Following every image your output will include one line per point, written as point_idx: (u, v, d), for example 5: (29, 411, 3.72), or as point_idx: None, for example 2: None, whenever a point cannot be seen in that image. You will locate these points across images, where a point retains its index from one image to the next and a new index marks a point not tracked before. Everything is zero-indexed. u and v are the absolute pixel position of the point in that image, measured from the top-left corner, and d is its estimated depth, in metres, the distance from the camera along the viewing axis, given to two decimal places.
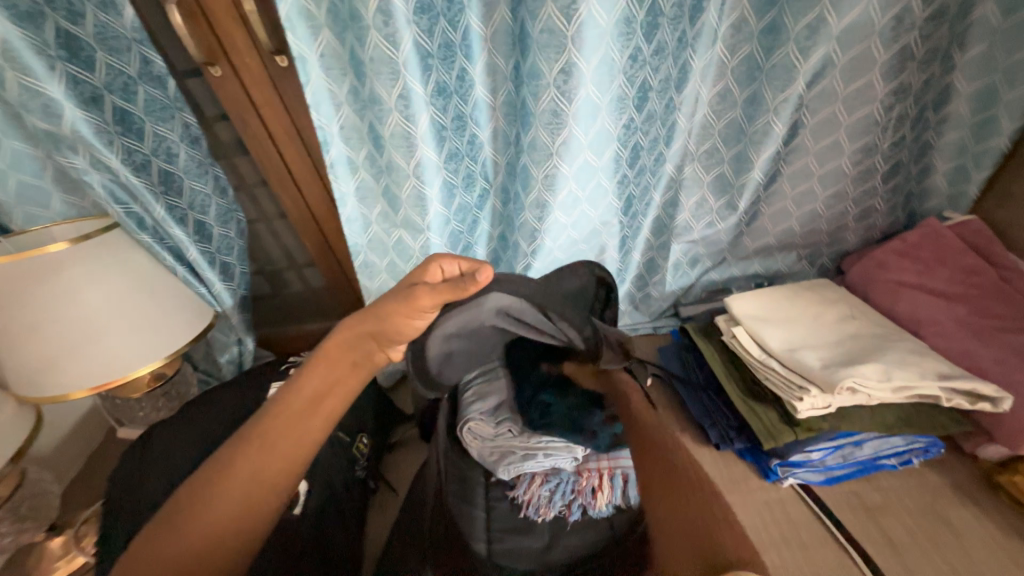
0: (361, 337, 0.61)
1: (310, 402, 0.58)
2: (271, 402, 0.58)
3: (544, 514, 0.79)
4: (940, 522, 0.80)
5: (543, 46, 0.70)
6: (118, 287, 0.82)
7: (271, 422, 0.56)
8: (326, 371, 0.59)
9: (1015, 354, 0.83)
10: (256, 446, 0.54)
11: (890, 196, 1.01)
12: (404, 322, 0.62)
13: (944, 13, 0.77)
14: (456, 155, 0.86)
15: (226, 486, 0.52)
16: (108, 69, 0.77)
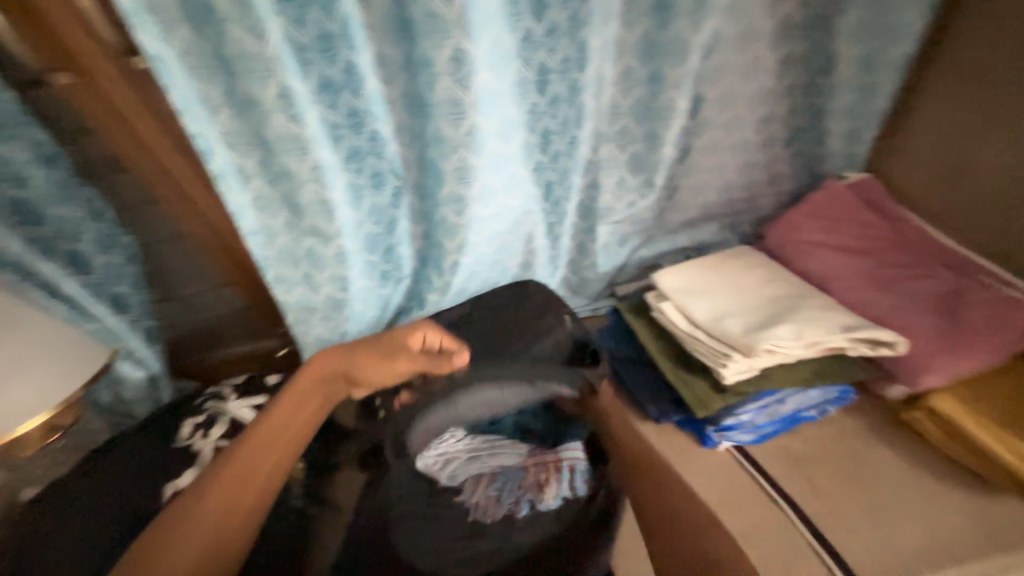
0: (330, 375, 0.82)
1: (272, 435, 0.71)
2: (241, 438, 0.71)
3: (493, 515, 0.75)
4: (858, 463, 0.86)
5: (429, 32, 0.66)
6: None
7: (251, 445, 0.69)
8: (295, 405, 0.76)
9: (910, 300, 0.89)
10: (238, 470, 0.66)
11: (793, 161, 1.05)
12: (367, 366, 0.83)
13: None
14: (357, 154, 0.81)
15: (214, 499, 0.62)
16: None
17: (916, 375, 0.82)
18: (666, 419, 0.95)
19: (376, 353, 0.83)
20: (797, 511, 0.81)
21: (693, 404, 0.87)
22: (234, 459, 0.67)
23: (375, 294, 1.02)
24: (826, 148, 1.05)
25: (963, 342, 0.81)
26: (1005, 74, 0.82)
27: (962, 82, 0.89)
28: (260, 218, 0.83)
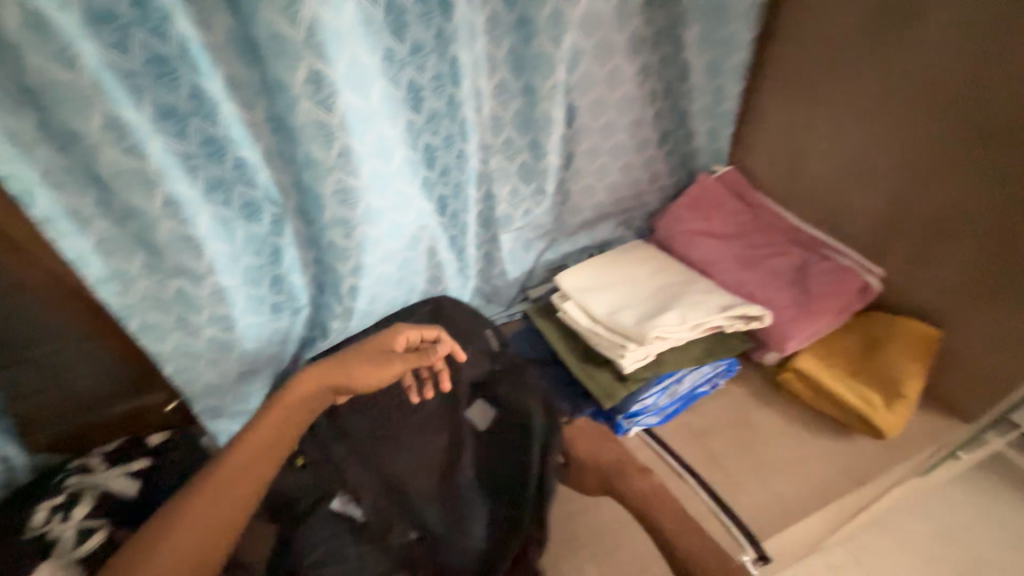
0: (318, 389, 0.73)
1: (252, 456, 0.66)
2: (224, 452, 0.67)
3: (411, 536, 0.77)
4: (746, 427, 0.96)
5: (278, 54, 0.63)
6: None
7: (219, 478, 0.64)
8: (276, 425, 0.69)
9: (772, 276, 1.01)
10: (218, 490, 0.63)
11: (668, 160, 1.15)
12: (359, 371, 0.74)
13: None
14: (221, 184, 0.75)
15: (194, 517, 0.61)
16: None
17: (783, 342, 0.93)
18: (583, 413, 0.98)
19: (360, 357, 0.75)
20: (698, 480, 0.88)
21: (600, 396, 0.92)
22: (216, 479, 0.63)
23: (270, 329, 0.95)
24: (695, 147, 1.16)
25: (813, 308, 0.94)
26: (821, 78, 0.96)
27: (788, 85, 1.02)
28: (110, 262, 0.73)
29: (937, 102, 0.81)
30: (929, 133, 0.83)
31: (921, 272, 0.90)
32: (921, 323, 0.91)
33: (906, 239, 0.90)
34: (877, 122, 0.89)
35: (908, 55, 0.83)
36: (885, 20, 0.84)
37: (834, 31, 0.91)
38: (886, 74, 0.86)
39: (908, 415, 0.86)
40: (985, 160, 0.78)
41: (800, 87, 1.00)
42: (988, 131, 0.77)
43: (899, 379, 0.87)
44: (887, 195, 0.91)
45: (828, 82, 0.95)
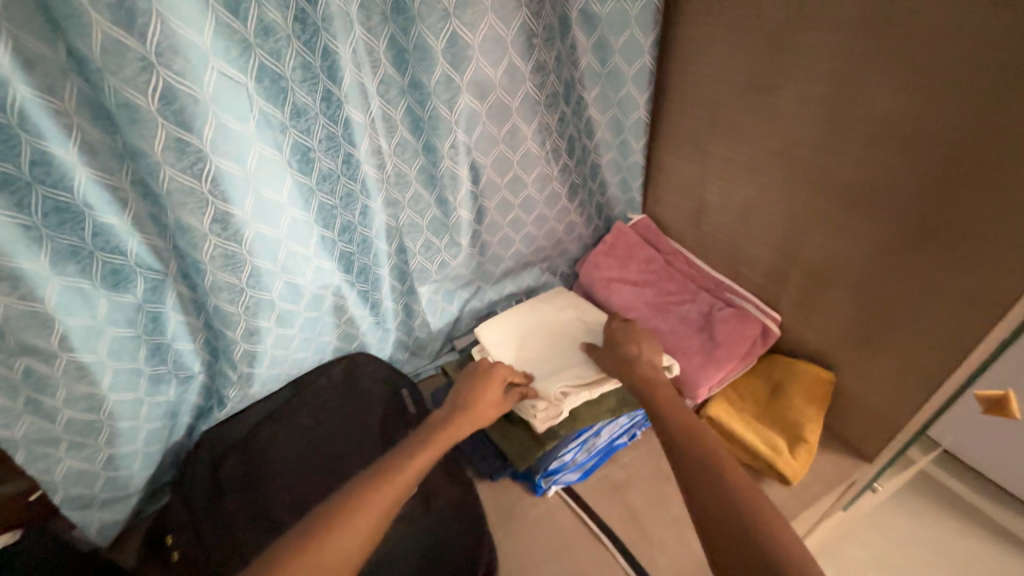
0: (473, 408, 0.81)
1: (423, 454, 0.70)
2: (407, 445, 0.72)
3: None
4: (664, 479, 0.95)
5: (130, 124, 0.60)
6: None
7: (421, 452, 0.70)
8: (435, 433, 0.74)
9: (682, 323, 1.03)
10: (394, 473, 0.66)
11: (582, 210, 1.18)
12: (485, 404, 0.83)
13: (546, 66, 0.93)
14: (78, 254, 0.68)
15: (382, 499, 0.62)
16: None
17: (694, 391, 0.93)
18: (499, 475, 0.96)
19: (487, 381, 0.86)
20: (615, 541, 0.86)
21: (515, 458, 0.89)
22: (402, 467, 0.67)
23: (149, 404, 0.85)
24: (608, 197, 1.19)
25: (719, 355, 0.95)
26: (708, 136, 1.01)
27: (683, 140, 1.07)
28: None
29: (804, 166, 0.86)
30: (799, 193, 0.88)
31: (811, 318, 0.94)
32: (816, 366, 0.95)
33: (795, 286, 0.95)
34: (758, 179, 0.94)
35: (774, 122, 0.88)
36: (752, 89, 0.89)
37: (714, 94, 0.96)
38: (760, 137, 0.91)
39: (811, 459, 0.88)
40: (847, 221, 0.82)
41: (694, 143, 1.05)
42: (846, 195, 0.81)
43: (800, 423, 0.90)
44: (775, 246, 0.96)
45: (715, 141, 1.00)
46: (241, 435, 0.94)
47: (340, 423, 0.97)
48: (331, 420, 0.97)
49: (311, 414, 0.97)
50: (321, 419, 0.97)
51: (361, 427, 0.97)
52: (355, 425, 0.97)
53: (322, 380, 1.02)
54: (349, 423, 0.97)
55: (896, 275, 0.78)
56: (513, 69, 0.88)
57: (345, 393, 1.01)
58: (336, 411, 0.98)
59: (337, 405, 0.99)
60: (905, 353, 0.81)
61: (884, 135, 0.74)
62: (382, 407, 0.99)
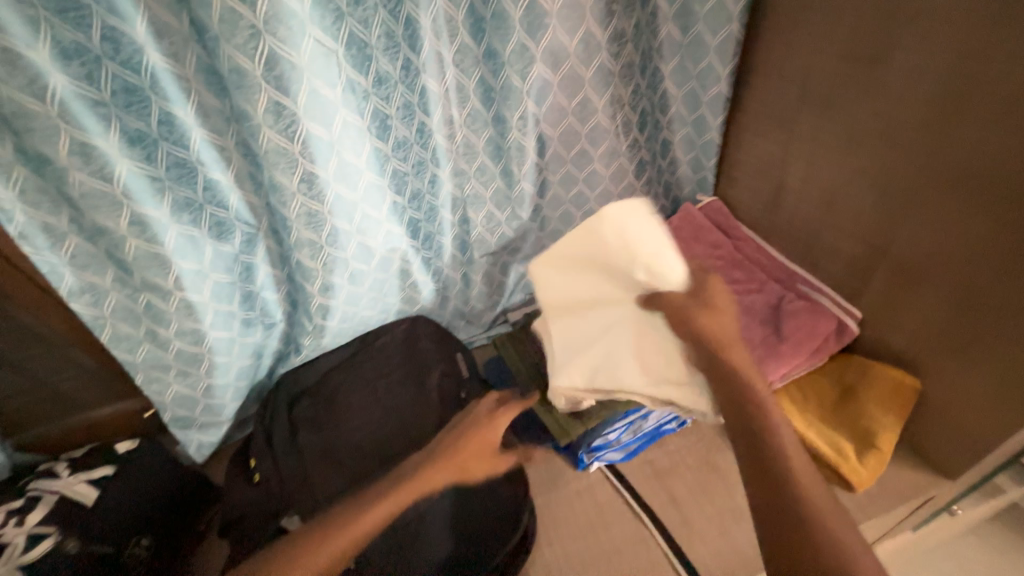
0: (469, 449, 0.77)
1: (397, 499, 0.70)
2: (386, 485, 0.74)
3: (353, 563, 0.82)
4: (712, 470, 0.93)
5: (238, 87, 0.66)
6: None
7: (391, 498, 0.70)
8: (416, 479, 0.73)
9: (746, 312, 0.98)
10: (359, 517, 0.68)
11: (648, 188, 1.14)
12: (482, 445, 0.78)
13: (623, 36, 0.91)
14: (190, 205, 0.78)
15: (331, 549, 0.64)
16: None
17: None
18: (543, 446, 0.98)
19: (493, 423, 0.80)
20: (656, 524, 0.86)
21: (555, 432, 0.91)
22: (359, 514, 0.68)
23: (241, 344, 0.96)
24: (678, 176, 1.15)
25: (786, 348, 0.90)
26: (796, 114, 0.93)
27: (768, 118, 0.99)
28: (84, 276, 0.77)
29: (906, 146, 0.77)
30: (896, 179, 0.79)
31: (898, 319, 0.86)
32: (898, 370, 0.87)
33: (882, 282, 0.87)
34: (848, 163, 0.86)
35: (875, 99, 0.79)
36: (852, 60, 0.80)
37: (805, 68, 0.88)
38: (856, 115, 0.82)
39: (882, 468, 0.82)
40: (953, 212, 0.73)
41: (777, 122, 0.97)
42: (955, 181, 0.72)
43: (873, 430, 0.83)
44: (861, 236, 0.88)
45: (803, 120, 0.92)
46: (314, 381, 1.04)
47: (396, 378, 1.03)
48: (387, 375, 1.04)
49: (373, 367, 1.05)
50: (379, 374, 1.04)
51: (418, 383, 1.03)
52: (410, 382, 1.03)
53: (385, 337, 1.09)
54: (406, 378, 1.03)
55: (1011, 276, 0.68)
56: (588, 38, 0.86)
57: (406, 350, 1.08)
58: (395, 366, 1.05)
59: (396, 361, 1.06)
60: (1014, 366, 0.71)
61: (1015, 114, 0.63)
62: (435, 365, 1.04)
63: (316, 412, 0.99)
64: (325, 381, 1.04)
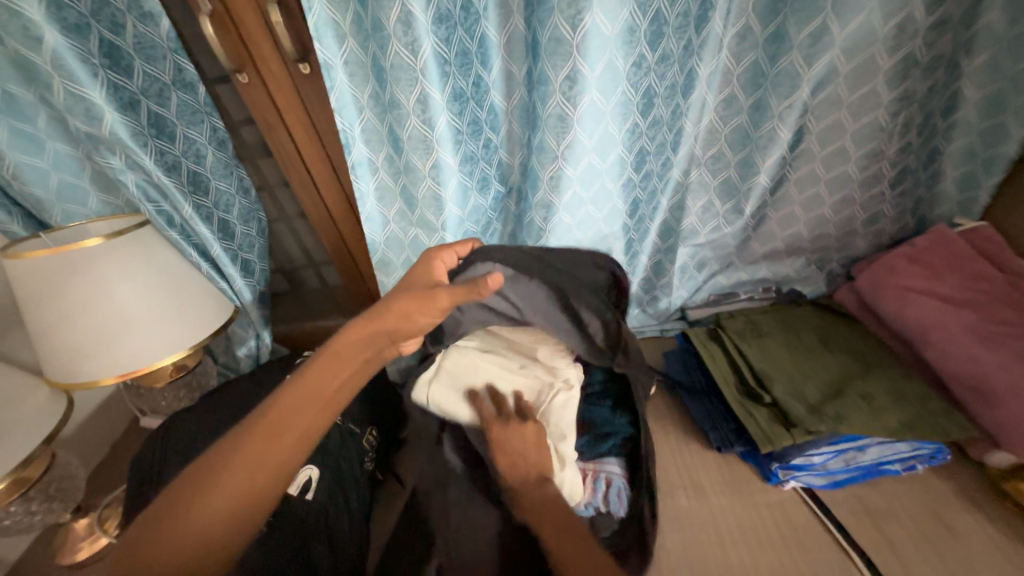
0: (381, 342, 0.59)
1: (313, 401, 0.54)
2: (289, 384, 0.55)
3: None
4: (941, 527, 0.80)
5: (551, 54, 0.74)
6: (159, 287, 0.89)
7: (277, 409, 0.53)
8: (305, 396, 0.54)
9: (1017, 359, 0.82)
10: (261, 433, 0.51)
11: (899, 201, 1.01)
12: (391, 347, 0.61)
13: (947, 21, 0.80)
14: (471, 158, 0.88)
15: (229, 487, 0.48)
16: (181, 106, 0.87)
17: None
18: (729, 450, 0.93)
19: (371, 339, 0.59)
20: (869, 563, 0.77)
21: (757, 437, 0.87)
22: (261, 430, 0.51)
23: None
24: (936, 191, 1.01)
25: None
26: None
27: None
28: (378, 206, 0.93)
29: None
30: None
31: None
32: None
33: None
34: None
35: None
36: None
37: None
38: None
39: None
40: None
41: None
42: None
43: None
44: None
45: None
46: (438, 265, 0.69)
47: (547, 308, 0.86)
48: (531, 288, 0.85)
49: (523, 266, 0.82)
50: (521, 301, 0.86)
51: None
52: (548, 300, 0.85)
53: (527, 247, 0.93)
54: (537, 318, 0.87)
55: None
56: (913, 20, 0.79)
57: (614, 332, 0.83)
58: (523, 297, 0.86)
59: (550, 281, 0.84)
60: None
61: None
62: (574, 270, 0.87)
63: (440, 253, 0.70)
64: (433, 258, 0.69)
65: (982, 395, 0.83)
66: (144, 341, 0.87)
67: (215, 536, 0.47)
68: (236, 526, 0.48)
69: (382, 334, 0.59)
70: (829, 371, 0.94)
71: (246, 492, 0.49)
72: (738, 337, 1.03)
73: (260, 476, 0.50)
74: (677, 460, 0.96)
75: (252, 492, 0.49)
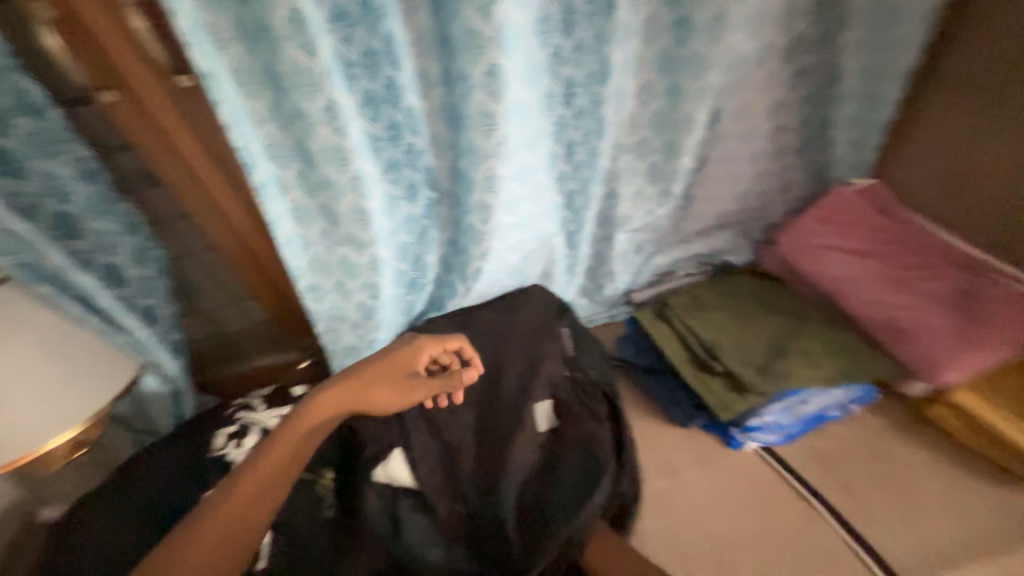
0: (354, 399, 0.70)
1: (301, 439, 0.67)
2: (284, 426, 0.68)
3: None
4: (884, 461, 0.88)
5: (466, 48, 0.71)
6: (35, 357, 0.70)
7: (280, 441, 0.67)
8: (295, 435, 0.67)
9: (922, 298, 0.93)
10: (264, 455, 0.65)
11: (803, 168, 1.10)
12: (373, 403, 0.70)
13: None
14: (394, 165, 0.84)
15: (238, 496, 0.62)
16: (31, 134, 0.73)
17: (935, 372, 0.86)
18: (693, 423, 0.95)
19: (351, 394, 0.70)
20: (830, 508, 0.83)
21: (714, 408, 0.90)
22: (265, 452, 0.66)
23: (402, 301, 1.02)
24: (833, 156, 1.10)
25: (976, 336, 0.85)
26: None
27: (976, 87, 0.92)
28: (298, 227, 0.85)
29: None
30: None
31: None
32: None
33: None
34: None
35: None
36: None
37: None
38: None
39: None
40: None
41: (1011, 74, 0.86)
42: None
43: None
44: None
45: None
46: (420, 349, 0.74)
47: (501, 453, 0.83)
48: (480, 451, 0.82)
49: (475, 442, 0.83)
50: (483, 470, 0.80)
51: (541, 322, 0.98)
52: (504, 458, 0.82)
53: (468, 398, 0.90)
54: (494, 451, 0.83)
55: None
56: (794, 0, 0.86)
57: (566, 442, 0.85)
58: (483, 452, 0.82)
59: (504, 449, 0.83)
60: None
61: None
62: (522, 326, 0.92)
63: (426, 343, 0.75)
64: (408, 352, 0.73)
65: (897, 334, 0.92)
66: (17, 427, 0.68)
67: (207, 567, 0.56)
68: (234, 538, 0.59)
69: (360, 395, 0.70)
70: (769, 334, 0.99)
71: (241, 519, 0.60)
72: (684, 313, 1.06)
73: (261, 492, 0.62)
74: (646, 442, 0.97)
75: (250, 507, 0.61)
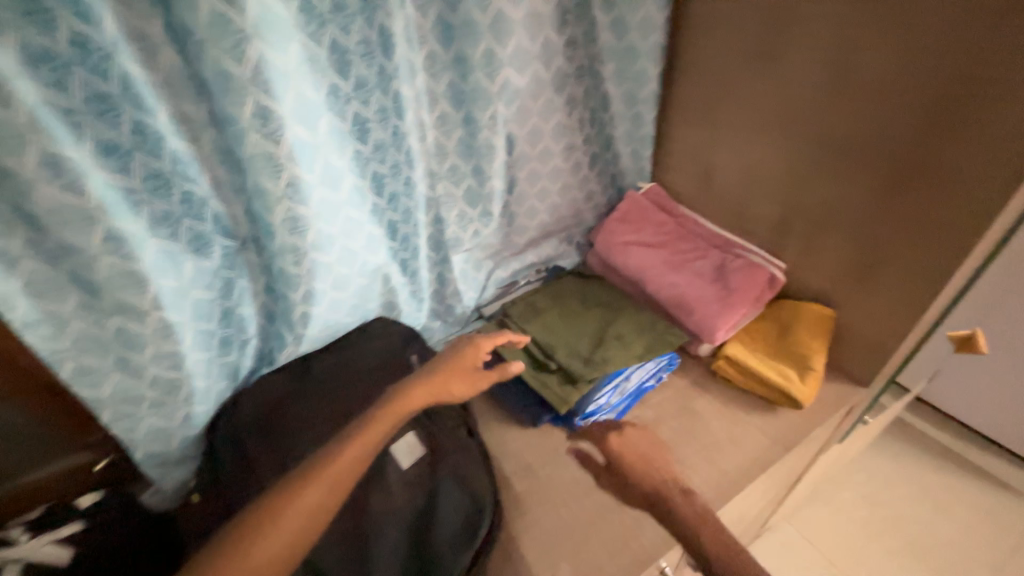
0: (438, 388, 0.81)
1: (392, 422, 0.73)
2: (367, 416, 0.73)
3: None
4: (691, 415, 1.05)
5: (224, 91, 0.67)
6: None
7: (371, 425, 0.72)
8: (387, 419, 0.73)
9: (695, 276, 1.15)
10: (348, 443, 0.68)
11: (598, 179, 1.28)
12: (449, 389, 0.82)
13: (575, 42, 1.05)
14: (168, 218, 0.74)
15: (317, 489, 0.62)
16: None
17: (712, 334, 1.07)
18: (543, 421, 1.02)
19: (441, 379, 0.82)
20: None
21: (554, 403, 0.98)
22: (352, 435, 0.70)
23: (217, 365, 0.90)
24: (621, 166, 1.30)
25: (732, 301, 1.08)
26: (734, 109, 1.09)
27: (702, 104, 1.16)
28: (41, 304, 0.69)
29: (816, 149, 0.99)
30: (842, 123, 0.93)
31: (817, 267, 1.08)
32: (819, 305, 1.09)
33: (800, 234, 1.08)
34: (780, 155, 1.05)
35: (809, 51, 0.93)
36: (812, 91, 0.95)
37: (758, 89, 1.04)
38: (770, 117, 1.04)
39: (819, 385, 1.02)
40: (910, 145, 0.86)
41: (715, 97, 1.13)
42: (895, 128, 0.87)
43: (807, 354, 1.03)
44: (788, 194, 1.07)
45: (736, 90, 1.08)
46: (479, 343, 0.87)
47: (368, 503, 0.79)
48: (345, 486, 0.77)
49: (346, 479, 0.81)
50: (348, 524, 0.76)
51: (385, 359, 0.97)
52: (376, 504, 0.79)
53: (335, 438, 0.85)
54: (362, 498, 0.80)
55: (976, 183, 0.80)
56: (549, 43, 1.00)
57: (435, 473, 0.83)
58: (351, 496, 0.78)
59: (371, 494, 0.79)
60: (942, 254, 0.88)
61: (959, 43, 0.76)
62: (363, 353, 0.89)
63: (481, 340, 0.88)
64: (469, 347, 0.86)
65: (684, 308, 1.11)
66: None
67: (307, 529, 0.59)
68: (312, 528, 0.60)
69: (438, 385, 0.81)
70: (594, 326, 1.12)
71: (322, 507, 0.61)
72: (524, 320, 1.15)
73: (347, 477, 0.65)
74: (505, 451, 1.01)
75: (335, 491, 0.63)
